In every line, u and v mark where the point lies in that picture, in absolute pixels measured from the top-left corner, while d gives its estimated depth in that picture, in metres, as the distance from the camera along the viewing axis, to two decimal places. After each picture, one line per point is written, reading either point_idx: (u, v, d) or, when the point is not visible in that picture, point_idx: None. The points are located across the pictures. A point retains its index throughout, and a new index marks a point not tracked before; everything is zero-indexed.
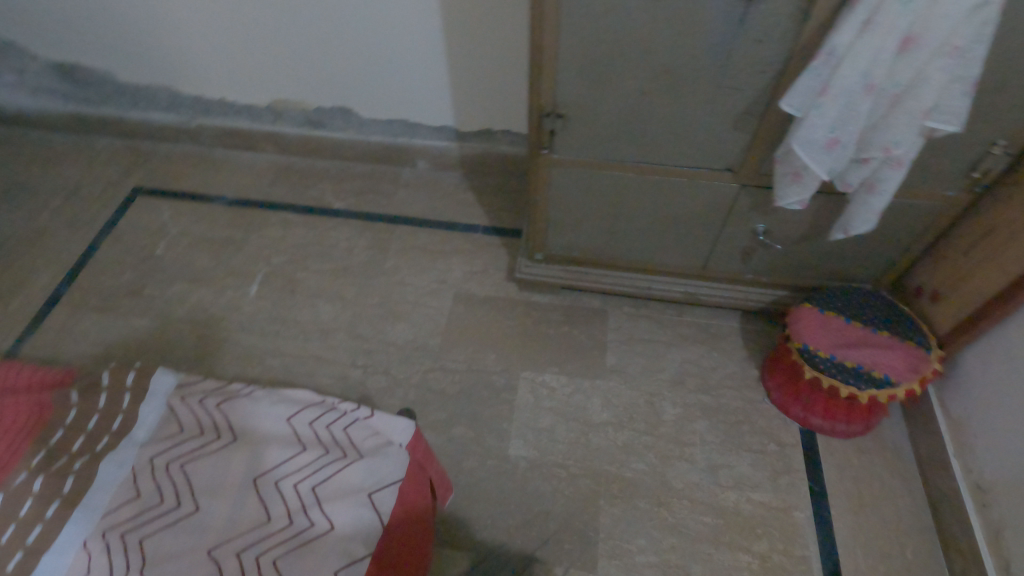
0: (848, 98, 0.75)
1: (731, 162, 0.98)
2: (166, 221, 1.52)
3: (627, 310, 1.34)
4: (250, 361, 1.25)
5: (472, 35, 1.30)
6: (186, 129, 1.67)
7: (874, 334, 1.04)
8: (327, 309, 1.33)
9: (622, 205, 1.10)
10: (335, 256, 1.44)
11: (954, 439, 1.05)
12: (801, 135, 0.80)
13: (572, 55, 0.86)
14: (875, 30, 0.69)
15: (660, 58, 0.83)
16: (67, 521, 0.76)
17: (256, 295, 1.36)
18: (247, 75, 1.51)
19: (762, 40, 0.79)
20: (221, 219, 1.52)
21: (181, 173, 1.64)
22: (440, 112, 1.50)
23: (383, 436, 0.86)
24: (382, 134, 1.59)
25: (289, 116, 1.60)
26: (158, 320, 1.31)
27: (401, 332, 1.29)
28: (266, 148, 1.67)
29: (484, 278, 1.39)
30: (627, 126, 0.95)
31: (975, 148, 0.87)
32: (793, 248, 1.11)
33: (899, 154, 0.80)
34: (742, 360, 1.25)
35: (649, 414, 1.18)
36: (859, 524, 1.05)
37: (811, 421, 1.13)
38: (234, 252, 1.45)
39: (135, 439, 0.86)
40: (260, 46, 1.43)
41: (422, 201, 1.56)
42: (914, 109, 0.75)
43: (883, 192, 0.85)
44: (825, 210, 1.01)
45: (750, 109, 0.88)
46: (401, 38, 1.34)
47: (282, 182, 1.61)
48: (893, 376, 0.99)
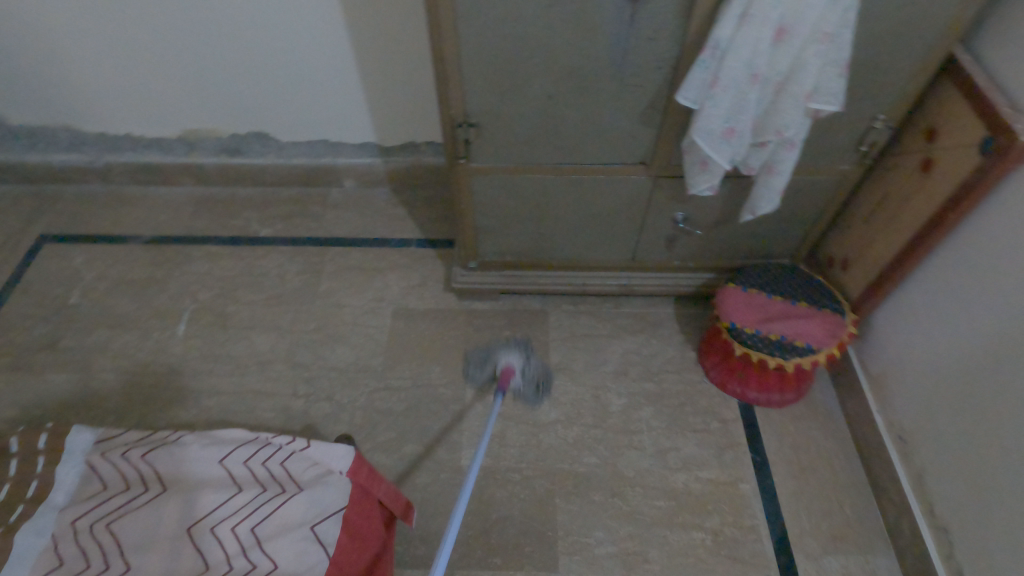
0: (737, 87, 0.79)
1: (643, 156, 1.01)
2: (79, 267, 1.43)
3: (566, 308, 1.36)
4: (184, 404, 1.19)
5: (383, 49, 1.29)
6: (92, 168, 1.58)
7: (795, 305, 1.10)
8: (262, 340, 1.29)
9: (547, 206, 1.11)
10: (266, 285, 1.40)
11: (875, 396, 1.12)
12: (700, 126, 0.84)
13: (475, 64, 0.86)
14: (752, 22, 0.73)
15: (561, 61, 0.85)
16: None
17: (184, 334, 1.30)
18: (153, 107, 1.45)
19: (654, 37, 0.82)
20: (140, 260, 1.45)
21: (91, 215, 1.55)
22: (360, 129, 1.48)
23: (322, 465, 0.84)
24: (304, 156, 1.55)
25: (203, 146, 1.54)
26: (79, 373, 1.24)
27: (342, 356, 1.27)
28: (182, 181, 1.61)
29: (423, 291, 1.38)
30: (539, 130, 0.96)
31: (860, 123, 0.93)
32: (713, 232, 1.16)
33: (791, 136, 0.85)
34: (679, 344, 1.30)
35: (596, 408, 1.20)
36: (800, 487, 1.10)
37: (748, 395, 1.18)
38: (157, 292, 1.38)
39: (53, 503, 0.81)
40: (163, 75, 1.38)
41: (352, 220, 1.54)
42: (797, 93, 0.79)
43: (781, 172, 0.90)
44: (737, 192, 1.06)
45: (653, 105, 0.92)
46: (310, 58, 1.32)
47: (203, 214, 1.55)
48: (815, 343, 1.04)
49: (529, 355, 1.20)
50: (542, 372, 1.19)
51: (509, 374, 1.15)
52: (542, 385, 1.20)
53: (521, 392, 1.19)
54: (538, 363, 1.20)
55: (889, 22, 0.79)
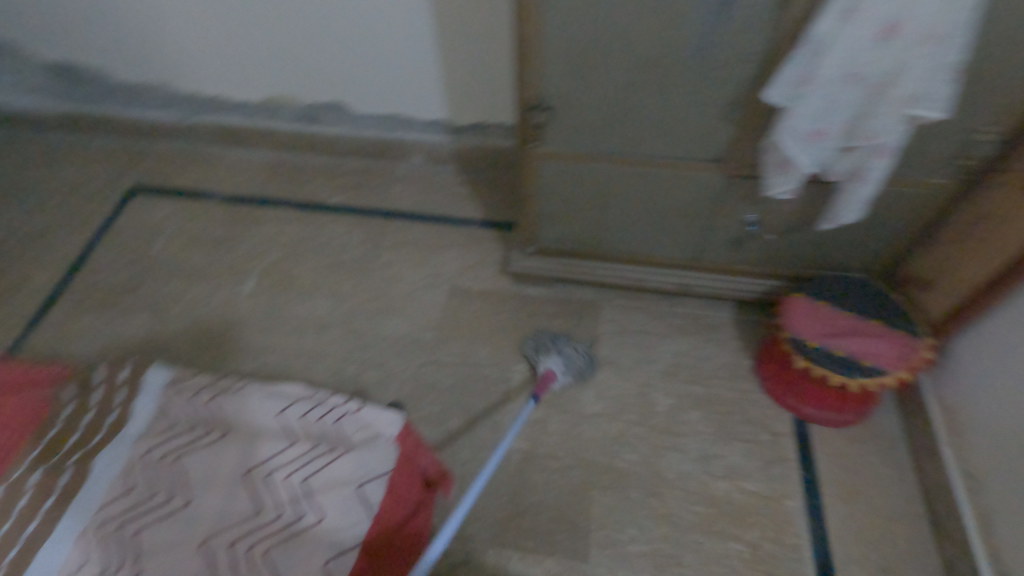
0: (830, 86, 0.76)
1: (718, 153, 0.98)
2: (162, 219, 1.53)
3: (621, 302, 1.34)
4: (247, 357, 1.26)
5: (462, 28, 1.29)
6: (181, 127, 1.68)
7: (865, 323, 1.04)
8: (322, 304, 1.34)
9: (612, 197, 1.10)
10: (330, 251, 1.45)
11: (947, 428, 1.05)
12: (786, 125, 0.82)
13: (554, 48, 0.85)
14: (855, 18, 0.69)
15: (643, 49, 0.83)
16: (62, 515, 0.79)
17: (251, 291, 1.37)
18: (239, 72, 1.52)
19: (744, 29, 0.79)
20: (217, 217, 1.53)
21: (177, 171, 1.65)
22: (432, 106, 1.50)
23: (371, 429, 0.86)
24: (375, 129, 1.59)
25: (283, 113, 1.60)
26: (155, 318, 1.33)
27: (395, 327, 1.30)
28: (260, 144, 1.68)
29: (479, 271, 1.40)
30: (613, 118, 0.95)
31: (960, 135, 0.86)
32: (785, 238, 1.11)
33: (885, 143, 0.79)
34: (735, 350, 1.26)
35: (642, 406, 1.18)
36: (850, 511, 1.05)
37: (803, 410, 1.13)
38: (230, 249, 1.46)
39: (127, 435, 0.87)
40: (252, 42, 1.44)
41: (416, 195, 1.57)
42: (896, 98, 0.74)
43: (869, 181, 0.85)
44: (816, 199, 1.01)
45: (735, 101, 0.88)
46: (390, 33, 1.34)
47: (277, 178, 1.62)
48: (883, 366, 0.99)
49: (564, 352, 1.19)
50: (584, 361, 1.19)
51: (550, 378, 1.16)
52: (586, 369, 1.20)
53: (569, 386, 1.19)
54: (576, 354, 1.19)
55: (1011, 24, 0.72)
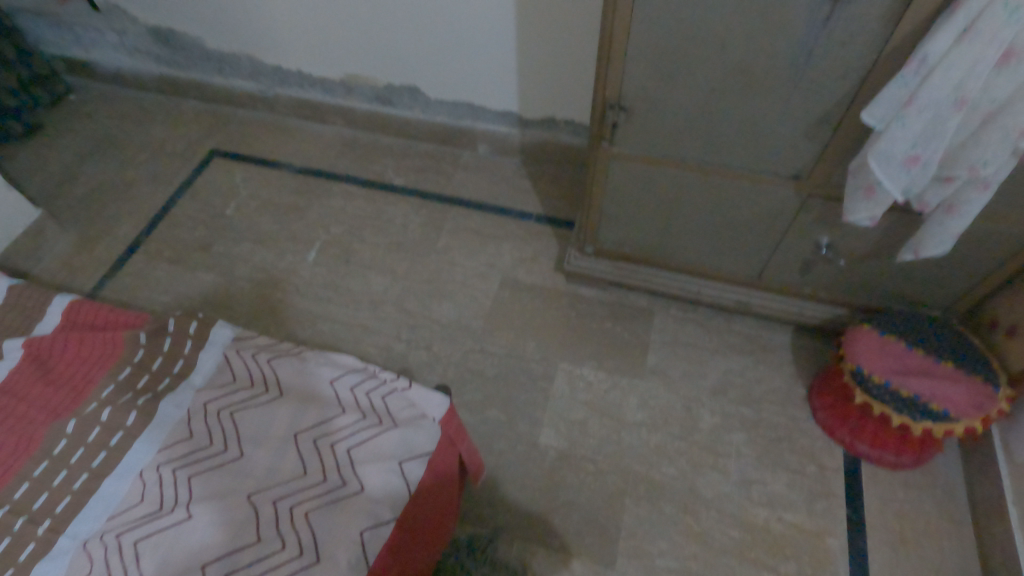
0: (936, 111, 0.71)
1: (798, 169, 0.94)
2: (237, 183, 1.60)
3: (674, 312, 1.31)
4: (302, 323, 1.31)
5: (545, 23, 1.29)
6: (263, 97, 1.75)
7: (938, 364, 0.98)
8: (378, 281, 1.38)
9: (679, 205, 1.08)
10: (391, 230, 1.48)
11: (1016, 487, 0.98)
12: (880, 149, 0.76)
13: (641, 48, 0.84)
14: (976, 39, 0.64)
15: (734, 56, 0.81)
16: (129, 450, 0.84)
17: (313, 261, 1.42)
18: (324, 49, 1.56)
19: (846, 43, 0.75)
20: (287, 187, 1.58)
21: (255, 139, 1.72)
22: (504, 97, 1.51)
23: (418, 408, 0.89)
24: (447, 115, 1.61)
25: (360, 92, 1.64)
26: (223, 277, 1.39)
27: (446, 311, 1.32)
28: (335, 121, 1.73)
29: (533, 265, 1.40)
30: (692, 125, 0.92)
31: None
32: (859, 265, 1.06)
33: (987, 176, 0.75)
34: (790, 375, 1.21)
35: (685, 420, 1.16)
36: (897, 559, 1.00)
37: (857, 446, 1.07)
38: (297, 218, 1.51)
39: (192, 383, 0.93)
40: (338, 20, 1.47)
41: (479, 184, 1.58)
42: (1009, 126, 0.70)
43: (963, 215, 0.80)
44: (897, 228, 0.96)
45: (826, 116, 0.84)
46: (473, 21, 1.35)
47: (347, 155, 1.67)
48: (953, 411, 0.93)
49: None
50: None
51: None
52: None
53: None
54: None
55: None
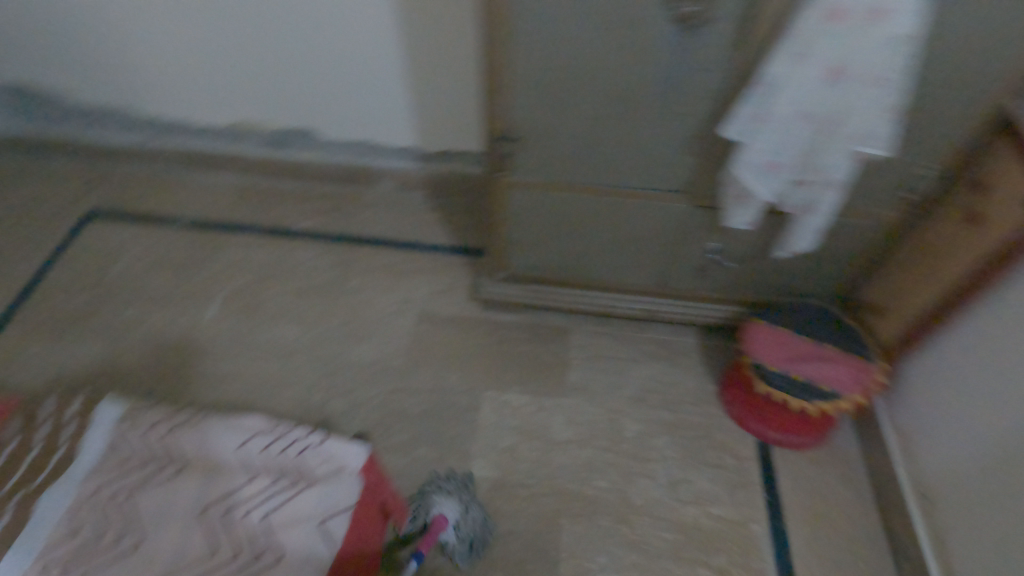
0: (784, 123, 0.80)
1: (681, 184, 1.01)
2: (122, 243, 1.48)
3: (590, 328, 1.35)
4: (208, 385, 1.22)
5: (433, 58, 1.32)
6: (144, 149, 1.64)
7: (823, 349, 1.07)
8: (288, 331, 1.32)
9: (579, 225, 1.12)
10: (297, 277, 1.42)
11: (901, 449, 1.09)
12: (744, 159, 0.86)
13: (523, 80, 0.88)
14: (807, 60, 0.74)
15: (608, 85, 0.87)
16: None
17: (215, 317, 1.34)
18: (208, 95, 1.50)
19: (704, 68, 0.82)
20: (180, 242, 1.49)
21: (139, 194, 1.61)
22: (402, 133, 1.51)
23: (335, 462, 0.85)
24: (346, 155, 1.59)
25: (251, 137, 1.59)
26: (112, 346, 1.28)
27: (363, 353, 1.28)
28: (227, 169, 1.66)
29: (449, 297, 1.40)
30: (580, 149, 0.97)
31: (907, 170, 0.91)
32: (746, 265, 1.15)
33: (834, 178, 0.83)
34: (701, 375, 1.28)
35: (611, 432, 1.19)
36: (815, 535, 1.07)
37: (768, 434, 1.16)
38: (193, 273, 1.42)
39: (78, 472, 0.83)
40: (220, 65, 1.43)
41: (386, 220, 1.57)
42: (845, 134, 0.78)
43: (821, 213, 0.89)
44: (772, 229, 1.05)
45: (697, 134, 0.92)
46: (362, 60, 1.36)
47: (244, 203, 1.60)
48: (840, 389, 1.03)
49: (468, 502, 1.03)
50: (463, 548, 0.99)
51: None
52: (479, 542, 1.02)
53: (452, 551, 0.99)
54: (478, 514, 1.02)
55: (947, 69, 0.78)
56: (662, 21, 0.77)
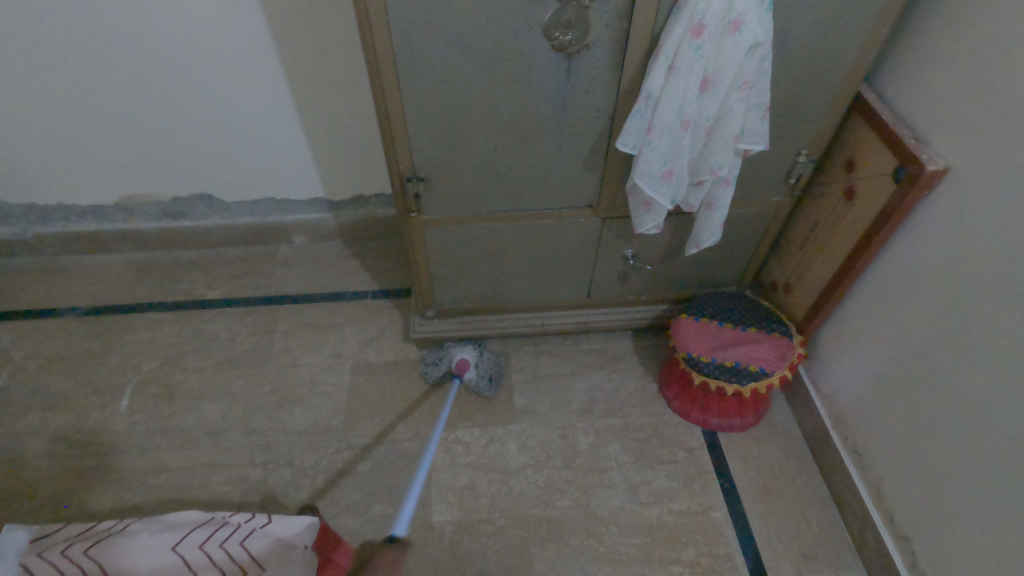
0: (671, 132, 0.84)
1: (588, 199, 1.05)
2: (6, 346, 1.34)
3: (527, 349, 1.36)
4: (131, 484, 1.12)
5: (327, 108, 1.31)
6: (21, 240, 1.51)
7: (745, 332, 1.14)
8: (215, 409, 1.24)
9: (499, 252, 1.13)
10: (216, 349, 1.34)
11: (829, 413, 1.16)
12: (641, 170, 0.89)
13: (420, 121, 0.89)
14: (680, 74, 0.79)
15: (503, 116, 0.89)
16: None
17: (128, 409, 1.23)
18: (88, 174, 1.41)
19: (589, 90, 0.87)
20: (77, 334, 1.37)
21: (22, 289, 1.46)
22: (307, 185, 1.48)
23: (285, 541, 0.85)
24: (251, 215, 1.53)
25: (144, 211, 1.50)
26: (10, 462, 1.15)
27: (300, 417, 1.22)
28: (121, 247, 1.55)
29: (381, 344, 1.36)
30: (487, 180, 0.99)
31: (786, 158, 1.00)
32: (663, 265, 1.20)
33: (725, 175, 0.90)
34: (641, 376, 1.32)
35: (565, 449, 1.19)
36: (769, 509, 1.12)
37: (710, 421, 1.20)
38: (96, 365, 1.31)
39: None
40: (97, 142, 1.35)
41: (304, 275, 1.52)
42: (726, 135, 0.85)
43: (719, 208, 0.96)
44: (680, 228, 1.11)
45: (595, 151, 0.96)
46: (253, 118, 1.32)
47: (146, 280, 1.49)
48: (767, 367, 1.09)
49: (482, 350, 1.30)
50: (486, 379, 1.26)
51: None
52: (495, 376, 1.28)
53: (477, 386, 1.25)
54: (490, 357, 1.29)
55: (800, 66, 0.86)
56: (543, 51, 0.81)
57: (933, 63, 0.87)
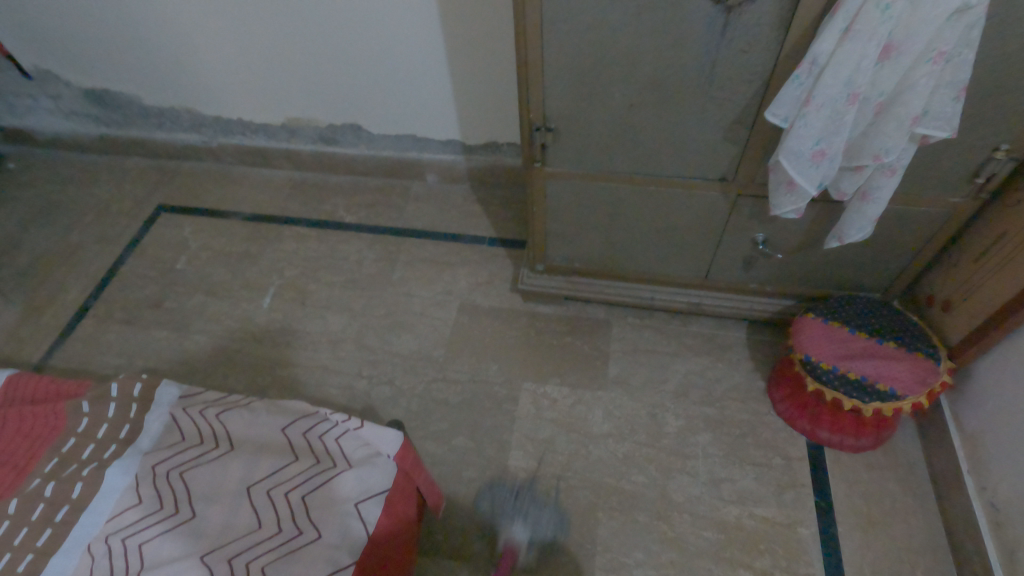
0: (833, 107, 0.74)
1: (724, 172, 0.97)
2: (186, 236, 1.58)
3: (631, 321, 1.33)
4: (262, 371, 1.29)
5: (472, 50, 1.32)
6: (207, 148, 1.74)
7: (880, 345, 1.01)
8: (336, 320, 1.37)
9: (618, 216, 1.10)
10: (345, 268, 1.48)
11: (968, 457, 1.01)
12: (788, 146, 0.80)
13: (557, 69, 0.87)
14: (857, 38, 0.68)
15: (644, 71, 0.84)
16: (85, 512, 0.81)
17: (269, 306, 1.41)
18: (262, 95, 1.58)
19: (745, 50, 0.79)
20: (238, 235, 1.57)
21: (203, 190, 1.71)
22: (446, 126, 1.53)
23: (372, 447, 0.90)
24: (392, 149, 1.63)
25: (303, 134, 1.65)
26: (178, 332, 1.37)
27: (406, 343, 1.32)
28: (282, 165, 1.73)
29: (490, 289, 1.41)
30: (617, 138, 0.95)
31: (977, 154, 0.84)
32: (796, 256, 1.09)
33: (891, 162, 0.78)
34: (748, 371, 1.23)
35: (651, 427, 1.16)
36: (868, 542, 1.01)
37: (818, 433, 1.10)
38: (250, 265, 1.50)
39: (139, 448, 0.89)
40: (273, 66, 1.49)
41: (430, 213, 1.59)
42: (902, 115, 0.73)
43: (877, 200, 0.84)
44: (825, 217, 1.00)
45: (740, 119, 0.88)
46: (404, 54, 1.38)
47: (297, 197, 1.66)
48: (899, 389, 0.96)
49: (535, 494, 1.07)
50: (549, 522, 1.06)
51: None
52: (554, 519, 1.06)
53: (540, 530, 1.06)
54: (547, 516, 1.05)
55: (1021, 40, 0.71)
56: (699, 3, 0.74)
57: None
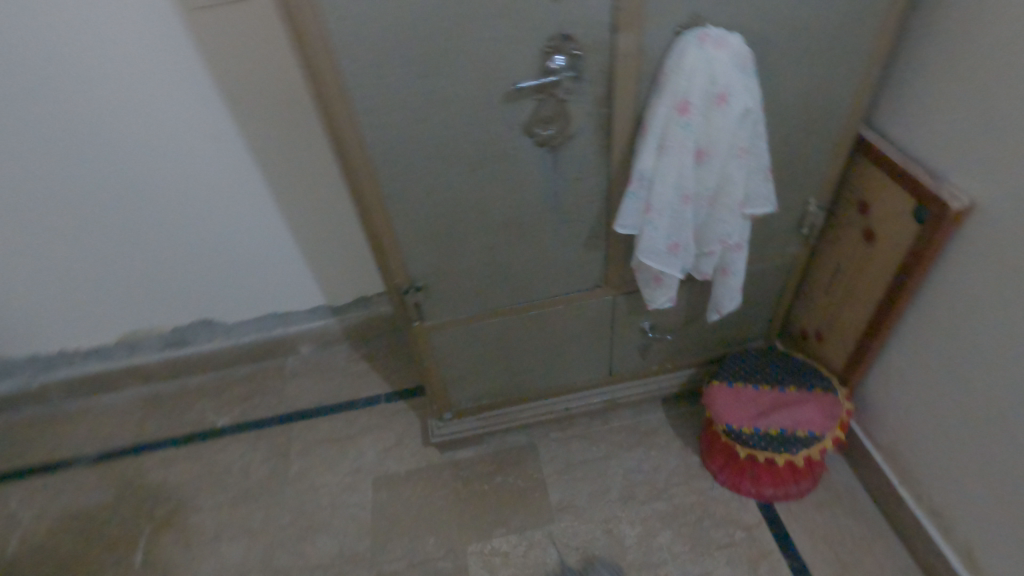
0: (671, 209, 0.79)
1: (597, 279, 1.00)
2: (15, 509, 1.28)
3: (555, 437, 1.28)
4: None
5: (318, 216, 1.29)
6: (27, 392, 1.47)
7: (785, 393, 1.06)
8: (233, 550, 1.16)
9: (511, 343, 1.08)
10: (230, 481, 1.28)
11: (894, 468, 1.06)
12: (645, 248, 0.83)
13: (409, 232, 0.85)
14: (671, 151, 0.75)
15: (496, 215, 0.86)
16: None
17: (143, 564, 1.16)
18: (88, 318, 1.39)
19: (579, 177, 0.84)
20: (87, 484, 1.31)
21: (30, 442, 1.42)
22: (310, 295, 1.46)
23: None
24: (256, 331, 1.50)
25: (147, 345, 1.47)
26: None
27: (323, 548, 1.14)
28: (127, 384, 1.51)
29: (401, 451, 1.29)
30: (488, 276, 0.95)
31: (796, 209, 0.96)
32: (684, 331, 1.14)
33: (736, 241, 0.85)
34: (680, 451, 1.22)
35: (611, 546, 1.09)
36: None
37: (764, 492, 1.10)
38: (108, 518, 1.24)
39: None
40: (94, 286, 1.33)
41: (315, 386, 1.46)
42: (731, 203, 0.81)
43: (735, 273, 0.90)
44: (696, 293, 1.06)
45: (594, 232, 0.92)
46: (245, 238, 1.31)
47: (154, 415, 1.45)
48: (816, 430, 1.00)
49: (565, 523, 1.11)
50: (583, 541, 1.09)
51: None
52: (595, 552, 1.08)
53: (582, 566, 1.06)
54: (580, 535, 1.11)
55: (792, 121, 0.83)
56: (526, 149, 0.78)
57: (928, 99, 0.83)
